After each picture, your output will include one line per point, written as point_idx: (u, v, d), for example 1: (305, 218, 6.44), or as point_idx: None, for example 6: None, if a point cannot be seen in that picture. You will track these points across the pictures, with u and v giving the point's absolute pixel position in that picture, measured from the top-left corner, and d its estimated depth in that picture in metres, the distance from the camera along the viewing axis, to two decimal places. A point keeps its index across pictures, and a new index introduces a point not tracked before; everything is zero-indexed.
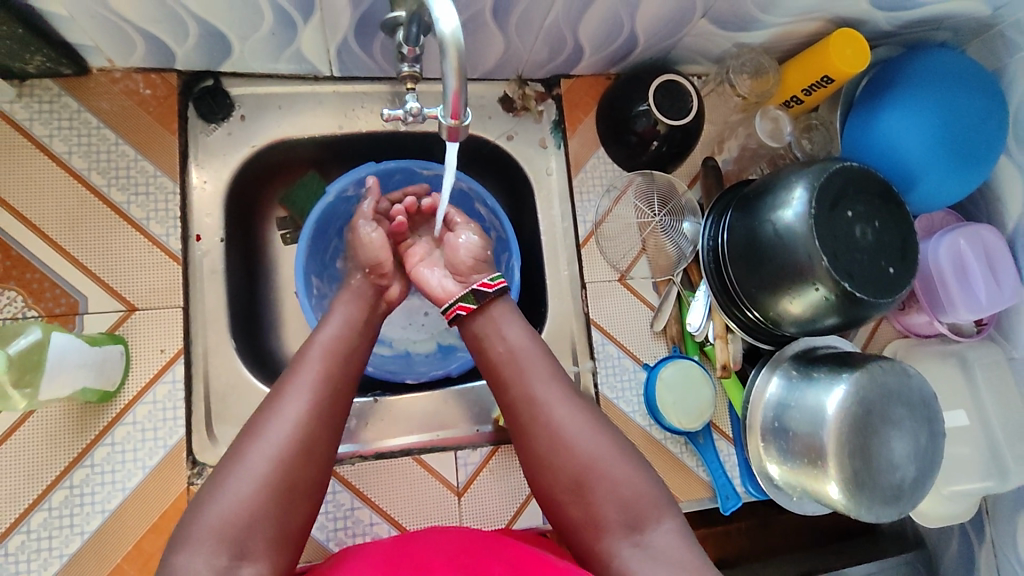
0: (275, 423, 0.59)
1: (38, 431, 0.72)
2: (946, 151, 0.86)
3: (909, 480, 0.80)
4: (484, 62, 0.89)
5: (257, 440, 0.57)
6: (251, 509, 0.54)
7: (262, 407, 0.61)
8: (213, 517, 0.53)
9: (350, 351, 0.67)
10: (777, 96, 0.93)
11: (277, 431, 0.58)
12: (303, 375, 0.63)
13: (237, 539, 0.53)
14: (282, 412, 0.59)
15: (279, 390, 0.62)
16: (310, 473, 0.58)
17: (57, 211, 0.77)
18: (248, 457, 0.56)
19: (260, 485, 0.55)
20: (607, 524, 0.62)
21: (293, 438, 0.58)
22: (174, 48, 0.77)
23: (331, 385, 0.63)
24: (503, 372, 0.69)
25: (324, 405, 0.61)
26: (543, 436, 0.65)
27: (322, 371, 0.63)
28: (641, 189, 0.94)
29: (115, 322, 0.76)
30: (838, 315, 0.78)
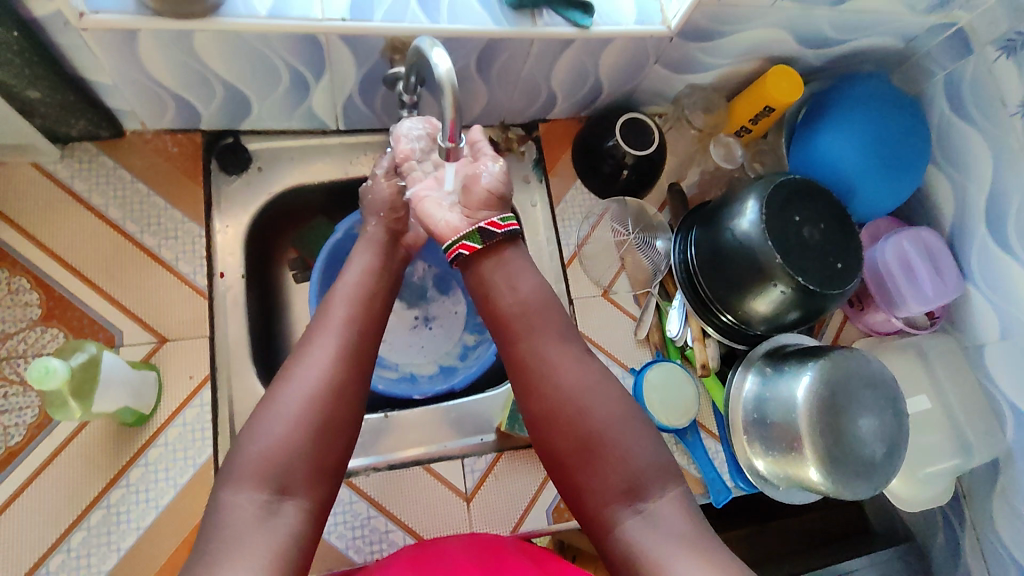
0: (305, 369, 0.67)
1: (79, 455, 0.79)
2: (880, 164, 0.99)
3: (880, 455, 0.87)
4: (471, 111, 1.01)
5: (289, 385, 0.66)
6: (286, 444, 0.62)
7: (290, 358, 0.68)
8: (252, 455, 0.61)
9: (369, 297, 0.75)
10: (729, 124, 1.06)
11: (307, 375, 0.66)
12: (329, 325, 0.71)
13: (275, 476, 0.61)
14: (310, 357, 0.67)
15: (307, 340, 0.70)
16: (341, 408, 0.66)
17: (95, 257, 0.85)
18: (280, 398, 0.64)
19: (293, 422, 0.63)
20: (610, 488, 0.64)
21: (321, 379, 0.66)
22: (201, 110, 0.89)
23: (354, 331, 0.71)
24: (516, 330, 0.70)
25: (348, 351, 0.69)
26: (556, 400, 0.67)
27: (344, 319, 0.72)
28: (617, 214, 1.05)
29: (148, 352, 0.83)
30: (799, 308, 0.88)
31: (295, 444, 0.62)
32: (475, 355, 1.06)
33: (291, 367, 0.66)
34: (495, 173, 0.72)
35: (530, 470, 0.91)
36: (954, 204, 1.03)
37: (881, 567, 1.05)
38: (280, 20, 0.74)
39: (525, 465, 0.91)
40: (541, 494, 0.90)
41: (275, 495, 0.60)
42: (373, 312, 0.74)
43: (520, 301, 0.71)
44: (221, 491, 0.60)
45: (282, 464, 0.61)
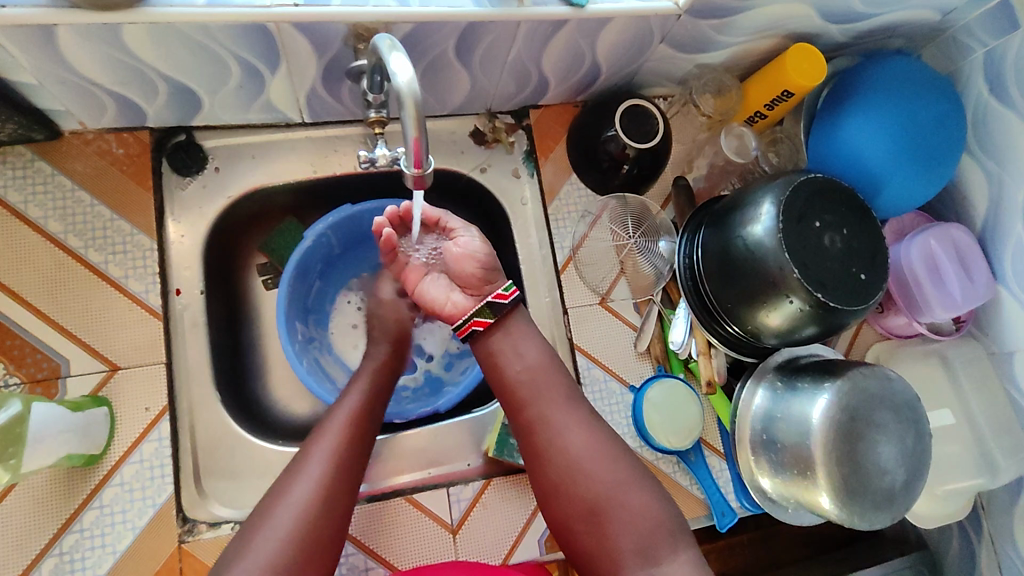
0: (298, 485, 0.66)
1: (25, 500, 0.71)
2: (909, 156, 0.88)
3: (899, 483, 0.81)
4: (452, 99, 0.90)
5: (283, 501, 0.64)
6: (283, 567, 0.60)
7: (287, 474, 0.67)
8: (245, 574, 0.59)
9: (367, 421, 0.74)
10: (741, 112, 0.95)
11: (300, 491, 0.65)
12: (325, 444, 0.69)
13: None
14: (306, 475, 0.66)
15: (304, 454, 0.69)
16: (332, 528, 0.65)
17: (35, 276, 0.77)
18: (277, 518, 0.63)
19: (291, 544, 0.62)
20: (622, 553, 0.64)
21: (316, 502, 0.65)
22: (145, 107, 0.78)
23: (349, 454, 0.69)
24: (521, 394, 0.71)
25: (343, 470, 0.68)
26: (560, 462, 0.68)
27: (338, 441, 0.70)
28: (616, 212, 0.95)
29: (98, 383, 0.76)
30: (816, 324, 0.79)
31: (289, 570, 0.61)
32: (461, 367, 0.99)
33: (289, 486, 0.65)
34: (477, 249, 0.77)
35: (519, 498, 0.84)
36: (987, 198, 0.93)
37: None
38: (221, 8, 0.63)
39: (514, 491, 0.84)
40: (532, 524, 0.83)
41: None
42: (365, 437, 0.73)
43: (524, 368, 0.72)
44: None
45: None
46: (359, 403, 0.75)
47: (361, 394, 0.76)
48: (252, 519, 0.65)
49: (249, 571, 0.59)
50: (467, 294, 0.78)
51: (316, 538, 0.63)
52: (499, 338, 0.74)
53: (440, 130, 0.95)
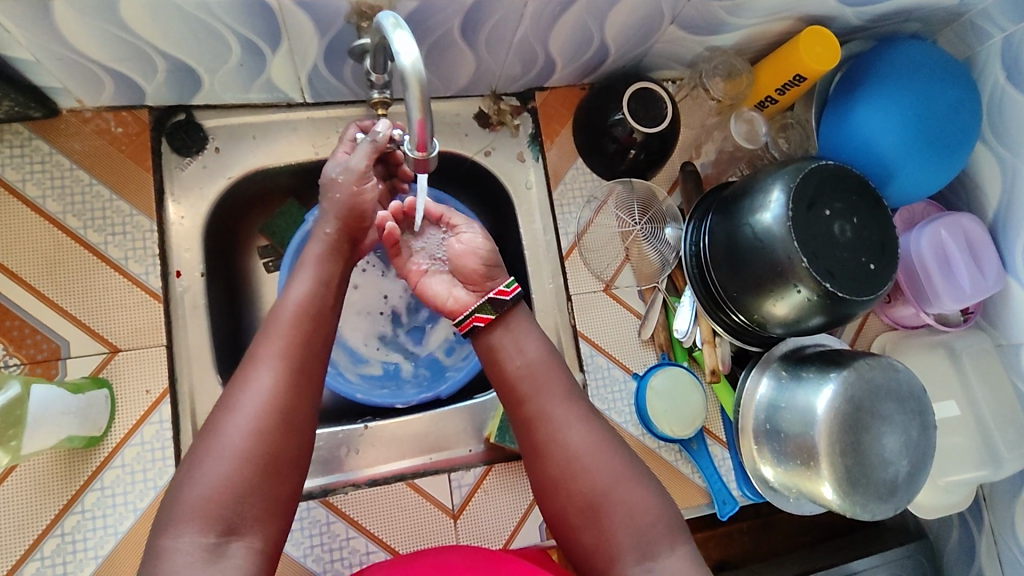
0: (248, 395, 0.59)
1: (26, 481, 0.71)
2: (922, 144, 0.87)
3: (902, 474, 0.80)
4: (457, 80, 0.88)
5: (232, 412, 0.58)
6: (240, 482, 0.56)
7: (233, 382, 0.61)
8: (198, 495, 0.54)
9: (317, 312, 0.66)
10: (751, 97, 0.93)
11: (250, 402, 0.58)
12: (273, 343, 0.62)
13: (224, 516, 0.54)
14: (255, 380, 0.60)
15: (252, 360, 0.62)
16: (288, 442, 0.59)
17: (34, 257, 0.76)
18: (227, 429, 0.57)
19: (243, 455, 0.56)
20: (619, 548, 0.63)
21: (271, 409, 0.59)
22: (144, 85, 0.77)
23: (298, 352, 0.63)
24: (521, 389, 0.70)
25: (296, 375, 0.61)
26: (557, 458, 0.67)
27: (286, 336, 0.63)
28: (621, 199, 0.94)
29: (98, 364, 0.75)
30: (823, 314, 0.78)
31: (247, 482, 0.56)
32: (462, 352, 0.98)
33: (236, 394, 0.59)
34: (479, 245, 0.75)
35: (521, 484, 0.84)
36: (1000, 188, 0.92)
37: (894, 567, 0.99)
38: None
39: (516, 478, 0.84)
40: (533, 511, 0.83)
41: (223, 536, 0.54)
42: (320, 329, 0.66)
43: (522, 362, 0.71)
44: (161, 536, 0.53)
45: (236, 503, 0.55)
46: (309, 294, 0.67)
47: (313, 281, 0.69)
48: (200, 435, 0.58)
49: (201, 489, 0.55)
50: (470, 289, 0.76)
51: (274, 446, 0.58)
52: (497, 335, 0.73)
53: (444, 112, 0.93)
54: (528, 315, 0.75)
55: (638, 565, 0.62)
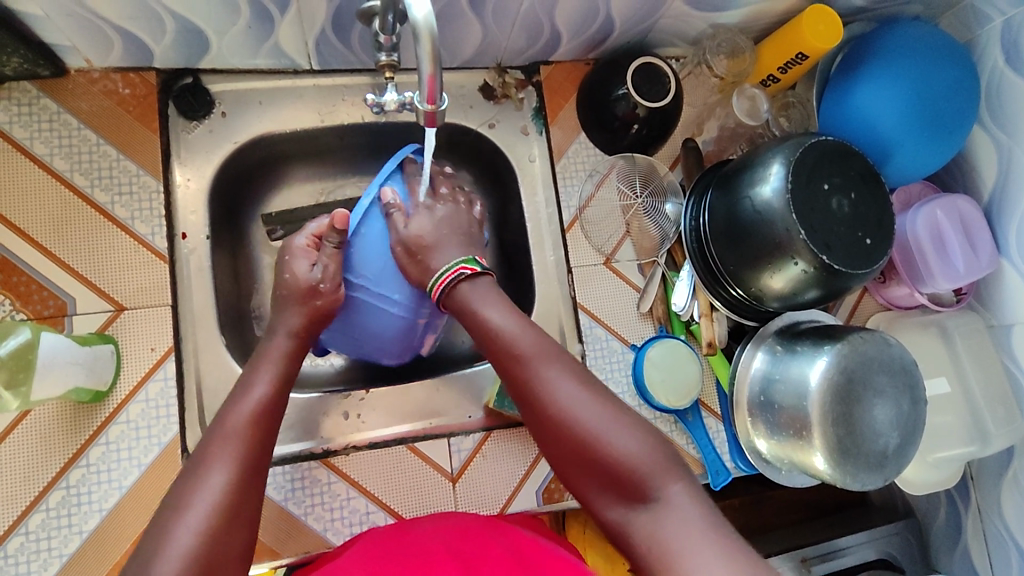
0: (199, 493, 0.55)
1: (32, 434, 0.72)
2: (922, 124, 0.88)
3: (892, 446, 0.82)
4: (463, 51, 0.90)
5: (181, 513, 0.54)
6: (210, 551, 0.53)
7: (187, 473, 0.57)
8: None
9: (269, 415, 0.64)
10: (754, 75, 0.94)
11: (202, 502, 0.55)
12: (227, 443, 0.59)
13: None
14: (211, 473, 0.57)
15: (201, 467, 0.57)
16: (241, 529, 0.56)
17: (41, 214, 0.76)
18: (194, 501, 0.55)
19: (216, 514, 0.54)
20: (605, 492, 0.64)
21: (215, 532, 0.54)
22: (151, 46, 0.77)
23: (253, 456, 0.60)
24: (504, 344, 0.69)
25: (240, 505, 0.57)
26: (540, 407, 0.66)
27: (238, 456, 0.59)
28: (624, 172, 0.95)
29: (104, 322, 0.76)
30: (819, 287, 0.79)
31: (216, 553, 0.53)
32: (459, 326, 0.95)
33: (193, 483, 0.56)
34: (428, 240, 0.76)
35: (519, 450, 0.85)
36: (996, 169, 0.93)
37: (882, 544, 1.03)
38: None
39: (514, 443, 0.86)
40: (530, 476, 0.85)
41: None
42: (268, 440, 0.63)
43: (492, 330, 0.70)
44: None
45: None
46: (261, 402, 0.64)
47: (261, 394, 0.65)
48: (144, 537, 0.53)
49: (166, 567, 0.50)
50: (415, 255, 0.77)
51: (226, 524, 0.55)
52: (466, 306, 0.73)
53: (449, 84, 0.94)
54: (481, 288, 0.74)
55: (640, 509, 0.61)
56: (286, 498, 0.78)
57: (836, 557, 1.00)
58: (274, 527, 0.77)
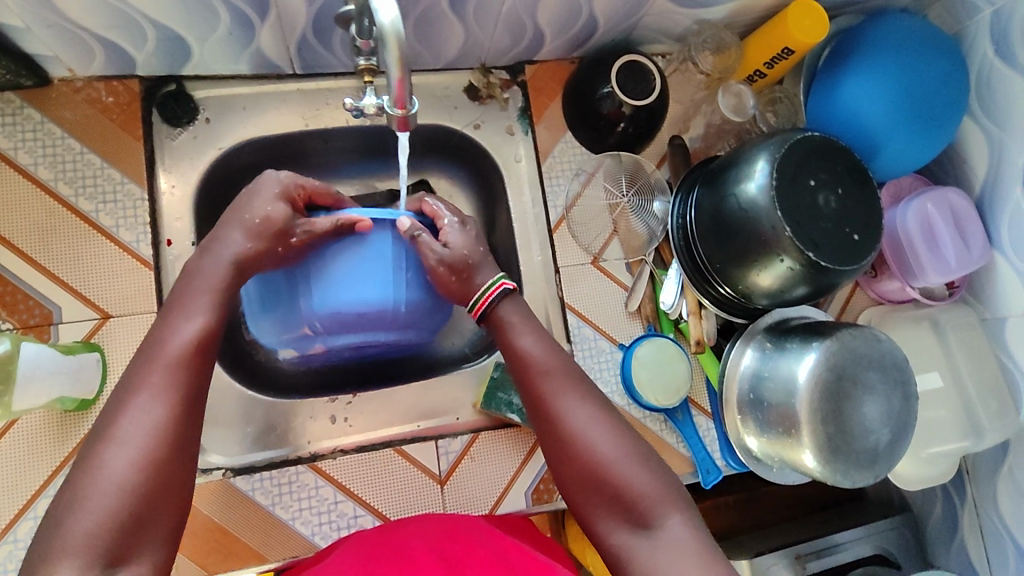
0: (133, 424, 0.52)
1: (20, 442, 0.73)
2: (910, 117, 0.87)
3: (883, 443, 0.81)
4: (446, 53, 0.89)
5: (112, 443, 0.51)
6: (142, 491, 0.51)
7: (117, 405, 0.54)
8: (84, 526, 0.48)
9: (207, 344, 0.59)
10: (740, 71, 0.93)
11: (136, 435, 0.52)
12: (166, 373, 0.55)
13: (112, 544, 0.49)
14: (137, 408, 0.53)
15: (134, 393, 0.54)
16: (179, 469, 0.53)
17: (26, 224, 0.77)
18: (123, 445, 0.51)
19: (150, 449, 0.52)
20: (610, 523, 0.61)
21: (146, 469, 0.51)
22: (134, 54, 0.77)
23: (189, 391, 0.56)
24: (530, 366, 0.66)
25: (178, 441, 0.53)
26: (555, 427, 0.64)
27: (168, 389, 0.55)
28: (610, 171, 0.94)
29: (91, 329, 0.77)
30: (806, 284, 0.79)
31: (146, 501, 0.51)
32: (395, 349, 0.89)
33: (119, 418, 0.52)
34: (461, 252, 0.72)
35: (508, 452, 0.85)
36: (987, 161, 0.92)
37: (878, 539, 1.03)
38: None
39: (503, 445, 0.85)
40: (519, 477, 0.85)
41: (110, 567, 0.48)
42: (206, 374, 0.58)
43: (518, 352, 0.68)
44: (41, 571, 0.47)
45: (142, 525, 0.50)
46: (199, 331, 0.59)
47: (196, 326, 0.59)
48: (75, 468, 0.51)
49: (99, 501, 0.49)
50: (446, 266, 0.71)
51: (161, 463, 0.52)
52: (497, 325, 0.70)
53: (433, 85, 0.94)
54: (514, 311, 0.70)
55: (635, 533, 0.59)
56: (274, 503, 0.79)
57: (831, 553, 0.99)
58: (263, 532, 0.78)
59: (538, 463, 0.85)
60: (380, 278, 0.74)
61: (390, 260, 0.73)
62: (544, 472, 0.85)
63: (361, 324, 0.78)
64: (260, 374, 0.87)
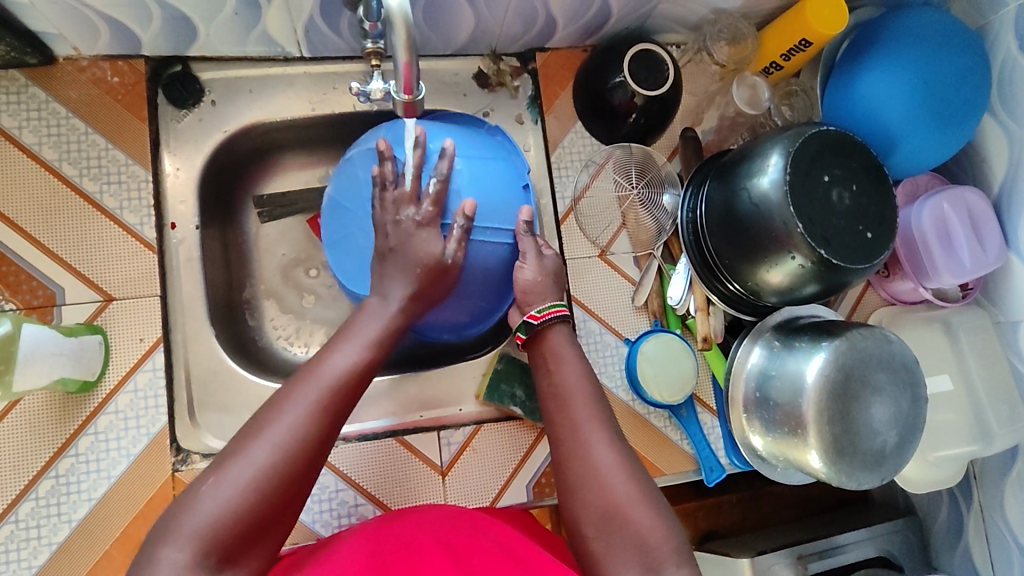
0: (276, 432, 0.53)
1: (21, 423, 0.73)
2: (929, 113, 0.85)
3: (890, 445, 0.80)
4: (456, 38, 0.88)
5: (256, 443, 0.52)
6: (261, 506, 0.51)
7: (266, 405, 0.55)
8: (205, 516, 0.49)
9: (363, 371, 0.60)
10: (756, 62, 0.91)
11: (276, 442, 0.52)
12: (314, 392, 0.56)
13: (222, 545, 0.49)
14: (288, 418, 0.54)
15: (285, 397, 0.55)
16: (300, 491, 0.53)
17: (30, 203, 0.76)
18: (259, 447, 0.52)
19: (284, 464, 0.52)
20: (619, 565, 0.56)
21: (277, 481, 0.52)
22: (139, 34, 0.76)
23: (333, 415, 0.56)
24: (565, 398, 0.65)
25: (309, 462, 0.53)
26: (576, 467, 0.61)
27: (318, 404, 0.55)
28: (620, 162, 0.93)
29: (93, 312, 0.76)
30: (817, 282, 0.77)
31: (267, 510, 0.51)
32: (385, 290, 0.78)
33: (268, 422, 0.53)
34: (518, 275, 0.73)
35: (510, 444, 0.85)
36: (1006, 161, 0.90)
37: (882, 541, 1.02)
38: None
39: (505, 437, 0.85)
40: (520, 470, 0.84)
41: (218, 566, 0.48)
42: (351, 401, 0.58)
43: (560, 380, 0.67)
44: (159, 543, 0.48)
45: (254, 531, 0.51)
46: (358, 363, 0.59)
47: (353, 351, 0.60)
48: (222, 452, 0.53)
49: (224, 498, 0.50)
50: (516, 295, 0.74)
51: (286, 486, 0.52)
52: (550, 347, 0.69)
53: (443, 71, 0.93)
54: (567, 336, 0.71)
55: None
56: None
57: (834, 554, 0.99)
58: None
59: (540, 457, 0.85)
60: (473, 224, 0.74)
61: (486, 234, 0.75)
62: (546, 466, 0.84)
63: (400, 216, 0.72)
64: (264, 363, 0.88)
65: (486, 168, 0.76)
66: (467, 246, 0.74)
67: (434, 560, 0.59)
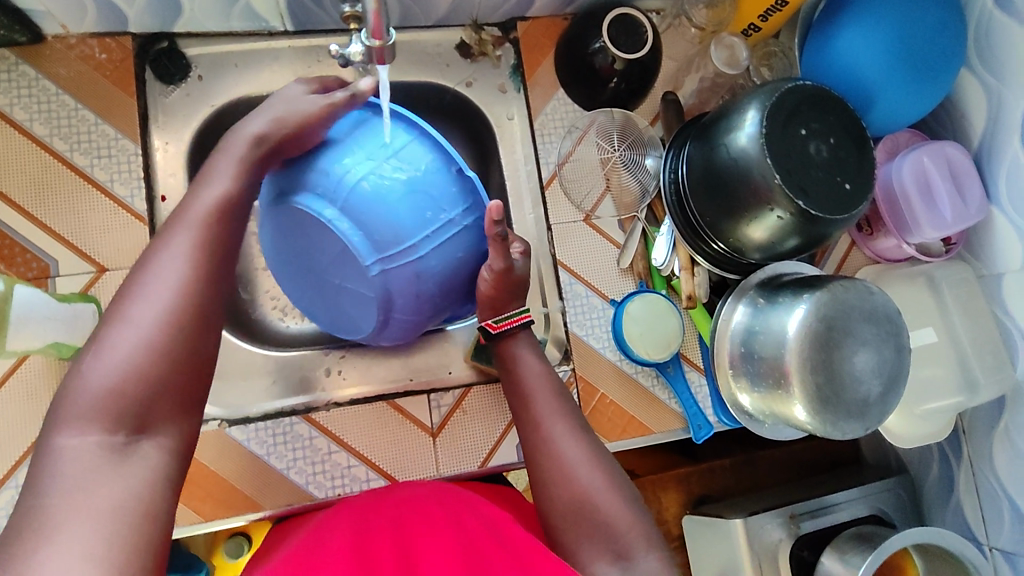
0: (158, 284, 0.47)
1: (19, 391, 0.74)
2: (905, 67, 0.85)
3: (874, 394, 0.81)
4: (436, 9, 0.90)
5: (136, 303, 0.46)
6: (151, 365, 0.45)
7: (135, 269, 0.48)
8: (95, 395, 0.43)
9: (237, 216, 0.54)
10: (735, 24, 0.92)
11: (164, 292, 0.47)
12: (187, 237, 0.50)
13: (124, 417, 0.43)
14: (164, 269, 0.48)
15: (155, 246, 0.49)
16: (202, 340, 0.48)
17: (22, 178, 0.78)
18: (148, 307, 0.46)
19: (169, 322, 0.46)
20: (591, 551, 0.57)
21: (167, 328, 0.46)
22: (124, 9, 0.78)
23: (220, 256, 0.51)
24: (528, 389, 0.67)
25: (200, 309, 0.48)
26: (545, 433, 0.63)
27: (197, 252, 0.49)
28: (603, 128, 0.94)
29: (87, 282, 0.78)
30: (798, 234, 0.78)
31: (161, 377, 0.45)
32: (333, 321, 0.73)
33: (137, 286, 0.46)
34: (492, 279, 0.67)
35: (500, 405, 0.86)
36: (985, 115, 0.90)
37: (874, 500, 1.03)
38: None
39: (495, 400, 0.86)
40: (510, 431, 0.85)
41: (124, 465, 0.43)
42: (235, 237, 0.53)
43: (524, 380, 0.68)
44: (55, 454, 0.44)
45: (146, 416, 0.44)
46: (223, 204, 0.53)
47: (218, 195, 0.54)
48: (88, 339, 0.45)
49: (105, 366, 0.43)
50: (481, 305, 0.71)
51: (186, 337, 0.47)
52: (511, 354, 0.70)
53: (425, 42, 0.94)
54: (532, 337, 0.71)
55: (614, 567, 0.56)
56: (269, 453, 0.80)
57: (825, 513, 1.00)
58: (259, 481, 0.79)
59: None
60: (428, 311, 0.67)
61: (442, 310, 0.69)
62: None
63: (336, 262, 0.64)
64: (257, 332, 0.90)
65: (441, 243, 0.63)
66: (417, 327, 0.70)
67: (426, 543, 0.58)
